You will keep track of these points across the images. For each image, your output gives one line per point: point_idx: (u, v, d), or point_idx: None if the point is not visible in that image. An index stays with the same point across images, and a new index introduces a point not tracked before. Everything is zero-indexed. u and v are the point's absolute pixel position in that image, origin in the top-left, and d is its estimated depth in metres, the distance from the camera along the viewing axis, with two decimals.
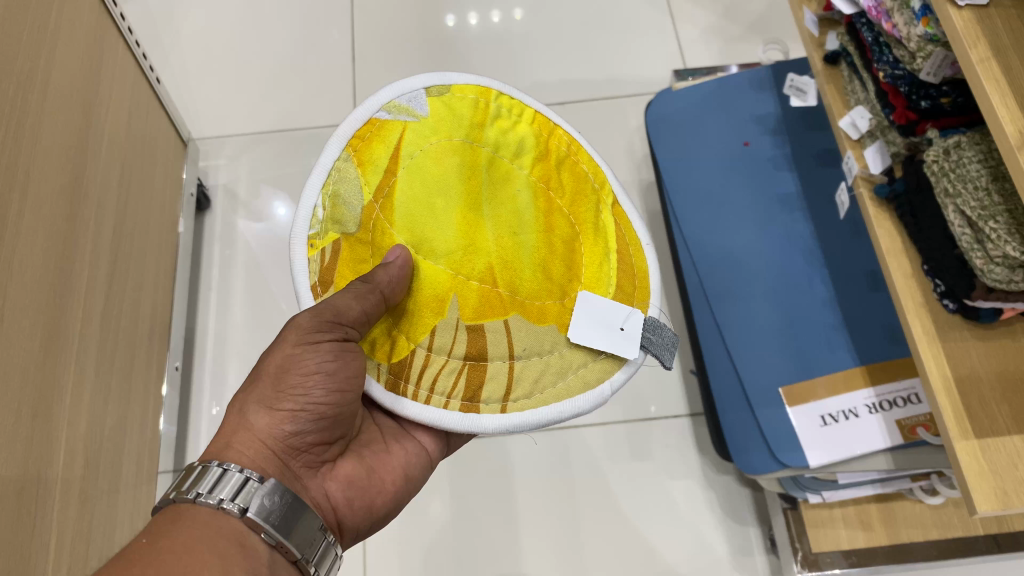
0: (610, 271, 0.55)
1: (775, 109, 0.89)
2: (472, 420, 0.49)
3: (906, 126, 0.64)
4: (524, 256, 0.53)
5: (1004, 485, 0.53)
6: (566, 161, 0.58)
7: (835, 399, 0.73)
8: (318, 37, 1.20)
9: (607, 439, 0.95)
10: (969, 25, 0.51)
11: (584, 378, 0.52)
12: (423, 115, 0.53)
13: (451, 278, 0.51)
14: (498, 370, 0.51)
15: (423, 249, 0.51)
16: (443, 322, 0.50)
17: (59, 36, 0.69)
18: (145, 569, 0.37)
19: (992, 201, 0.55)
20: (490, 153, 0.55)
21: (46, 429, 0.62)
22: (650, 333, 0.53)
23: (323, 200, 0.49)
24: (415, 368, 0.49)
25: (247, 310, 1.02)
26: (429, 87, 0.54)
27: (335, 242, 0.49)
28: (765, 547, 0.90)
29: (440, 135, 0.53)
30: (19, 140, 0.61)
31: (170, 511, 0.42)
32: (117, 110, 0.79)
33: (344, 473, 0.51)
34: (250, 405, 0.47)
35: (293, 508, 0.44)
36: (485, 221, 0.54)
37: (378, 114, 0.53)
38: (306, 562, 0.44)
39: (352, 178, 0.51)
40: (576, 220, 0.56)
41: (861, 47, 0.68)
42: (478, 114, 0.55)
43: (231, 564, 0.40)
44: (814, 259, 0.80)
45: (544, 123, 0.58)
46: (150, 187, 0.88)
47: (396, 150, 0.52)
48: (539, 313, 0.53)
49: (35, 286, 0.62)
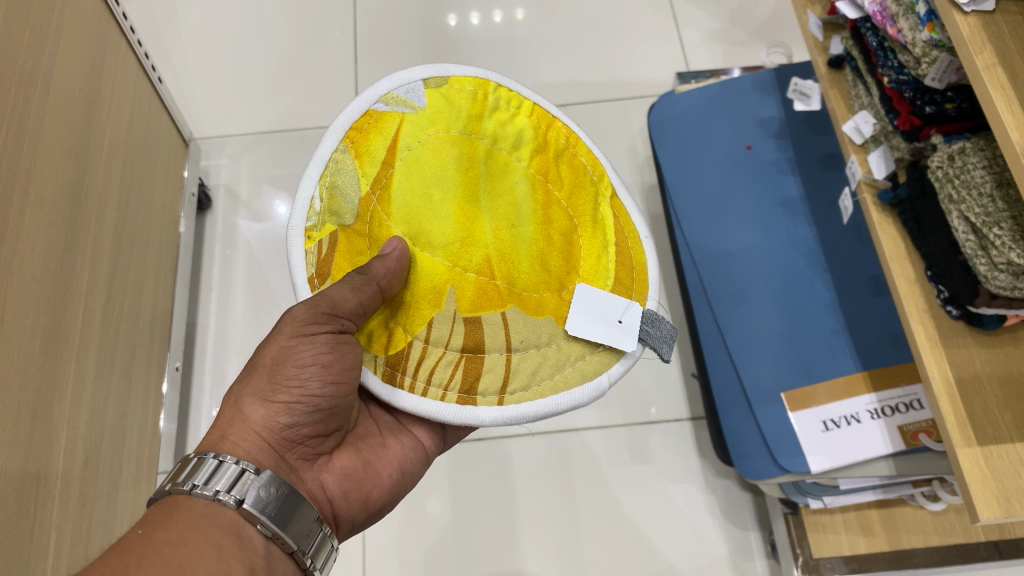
0: (608, 264, 0.55)
1: (779, 112, 0.89)
2: (469, 412, 0.49)
3: (911, 132, 0.62)
4: (522, 249, 0.54)
5: (1006, 494, 0.53)
6: (565, 154, 0.57)
7: (837, 404, 0.72)
8: (322, 38, 1.21)
9: (608, 442, 0.94)
10: (974, 30, 0.50)
11: (582, 370, 0.51)
12: (421, 107, 0.53)
13: (448, 270, 0.51)
14: (496, 361, 0.50)
15: (419, 240, 0.51)
16: (441, 314, 0.50)
17: (60, 36, 0.69)
18: (141, 560, 0.36)
19: (997, 208, 0.54)
20: (488, 146, 0.55)
21: (46, 430, 0.63)
22: (650, 327, 0.52)
23: (320, 192, 0.50)
24: (412, 361, 0.49)
25: (248, 311, 1.03)
26: (427, 78, 0.54)
27: (332, 233, 0.49)
28: (766, 551, 0.90)
29: (438, 126, 0.53)
30: (19, 142, 0.62)
31: (165, 502, 0.42)
32: (117, 110, 0.80)
33: (340, 466, 0.51)
34: (245, 397, 0.47)
35: (289, 500, 0.44)
36: (483, 213, 0.54)
37: (375, 106, 0.52)
38: (301, 554, 0.44)
39: (350, 170, 0.50)
40: (573, 212, 0.56)
41: (865, 52, 0.68)
42: (477, 106, 0.55)
43: (229, 556, 0.40)
44: (818, 262, 0.79)
45: (543, 115, 0.57)
46: (151, 187, 0.89)
47: (394, 141, 0.52)
48: (536, 305, 0.52)
49: (35, 289, 0.63)
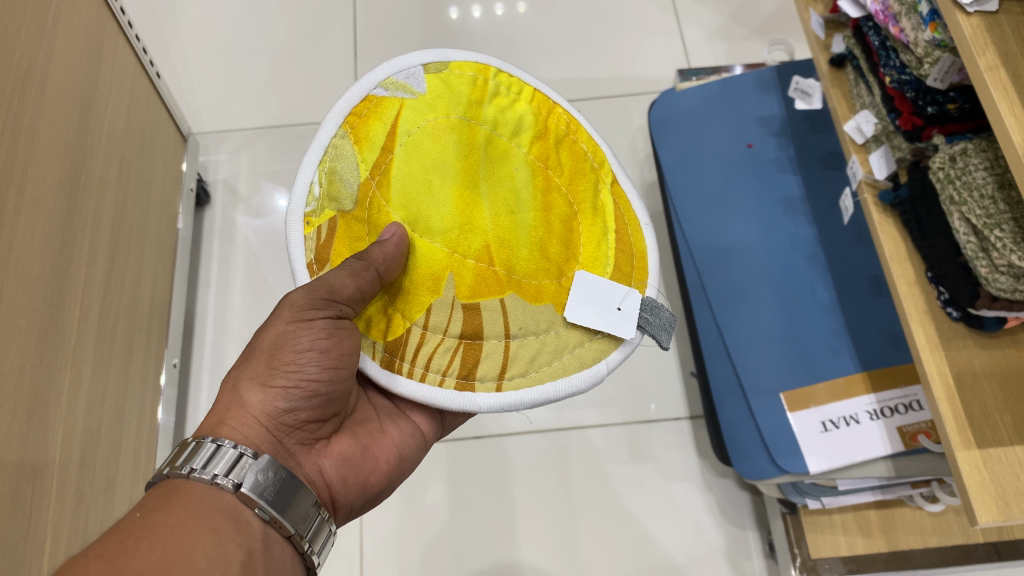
0: (608, 251, 0.54)
1: (780, 110, 0.88)
2: (467, 398, 0.49)
3: (912, 132, 0.62)
4: (521, 235, 0.53)
5: (1006, 497, 0.53)
6: (565, 140, 0.57)
7: (836, 404, 0.72)
8: (322, 32, 1.20)
9: (606, 440, 0.94)
10: (977, 31, 0.50)
11: (581, 357, 0.51)
12: (420, 92, 0.53)
13: (447, 257, 0.51)
14: (494, 348, 0.50)
15: (419, 227, 0.51)
16: (439, 301, 0.50)
17: (57, 31, 0.69)
18: (138, 545, 0.37)
19: (998, 209, 0.54)
20: (488, 132, 0.55)
21: (42, 428, 0.63)
22: (648, 313, 0.52)
23: (319, 177, 0.49)
24: (410, 347, 0.49)
25: (247, 306, 1.03)
26: (427, 63, 0.54)
27: (331, 219, 0.49)
28: (764, 551, 0.89)
29: (438, 112, 0.53)
30: (16, 138, 0.61)
31: (164, 486, 0.42)
32: (115, 104, 0.80)
33: (338, 451, 0.51)
34: (243, 382, 0.46)
35: (287, 483, 0.44)
36: (483, 199, 0.53)
37: (375, 91, 0.52)
38: (299, 538, 0.44)
39: (349, 155, 0.50)
40: (574, 199, 0.56)
41: (867, 51, 0.68)
42: (477, 92, 0.55)
43: (227, 540, 0.40)
44: (818, 262, 0.79)
45: (543, 101, 0.57)
46: (149, 182, 0.88)
47: (393, 127, 0.51)
48: (535, 292, 0.52)
49: (32, 286, 0.62)
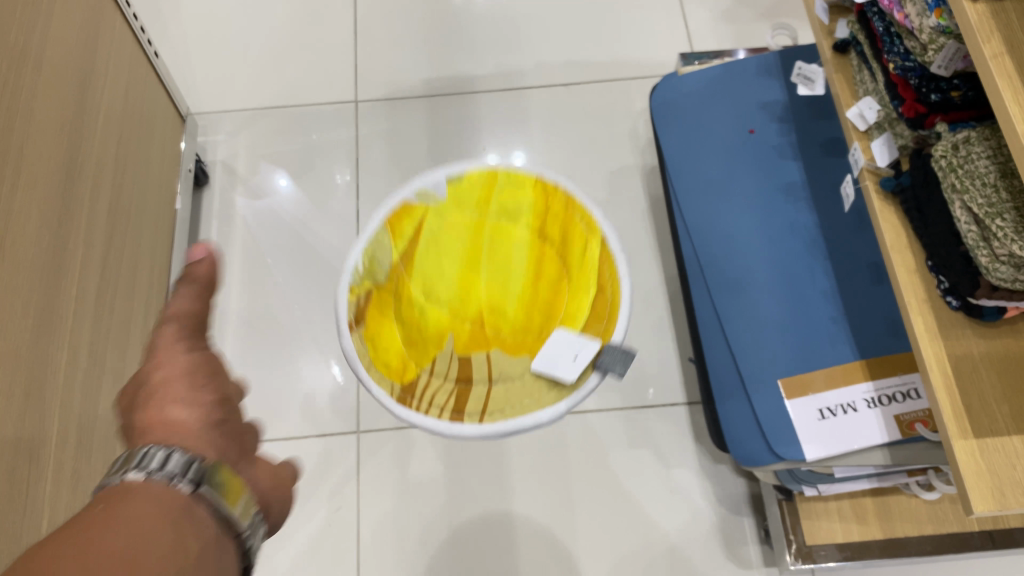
0: (585, 306, 0.62)
1: (782, 96, 0.88)
2: (454, 428, 0.56)
3: (915, 119, 0.61)
4: (510, 302, 0.63)
5: (1001, 487, 0.53)
6: (563, 215, 0.66)
7: (834, 392, 0.71)
8: (323, 12, 1.19)
9: (603, 426, 0.95)
10: (983, 18, 0.49)
11: (539, 399, 0.58)
12: (441, 202, 0.66)
13: (449, 321, 0.62)
14: (478, 392, 0.59)
15: (431, 299, 0.63)
16: (441, 354, 0.60)
17: (54, 9, 0.68)
18: (91, 538, 0.32)
19: (1000, 198, 0.53)
20: (495, 225, 0.66)
21: (38, 408, 0.63)
22: (605, 354, 0.58)
23: (362, 262, 0.63)
24: (420, 387, 0.59)
25: (246, 289, 1.03)
26: (448, 176, 0.67)
27: (367, 291, 0.62)
28: (759, 537, 0.89)
29: (455, 215, 0.66)
30: (12, 118, 0.61)
31: (112, 491, 0.37)
32: (113, 83, 0.79)
33: (266, 469, 0.47)
34: (169, 398, 0.43)
35: (240, 489, 0.40)
36: (481, 278, 0.64)
37: (406, 203, 0.66)
38: (253, 547, 0.40)
39: (386, 245, 0.64)
40: (564, 264, 0.64)
41: (870, 37, 0.67)
42: (487, 193, 0.67)
43: (191, 537, 0.35)
44: (818, 249, 0.79)
45: (545, 186, 0.67)
46: (147, 161, 0.88)
47: (416, 233, 0.65)
48: (515, 346, 0.61)
49: (28, 266, 0.62)
